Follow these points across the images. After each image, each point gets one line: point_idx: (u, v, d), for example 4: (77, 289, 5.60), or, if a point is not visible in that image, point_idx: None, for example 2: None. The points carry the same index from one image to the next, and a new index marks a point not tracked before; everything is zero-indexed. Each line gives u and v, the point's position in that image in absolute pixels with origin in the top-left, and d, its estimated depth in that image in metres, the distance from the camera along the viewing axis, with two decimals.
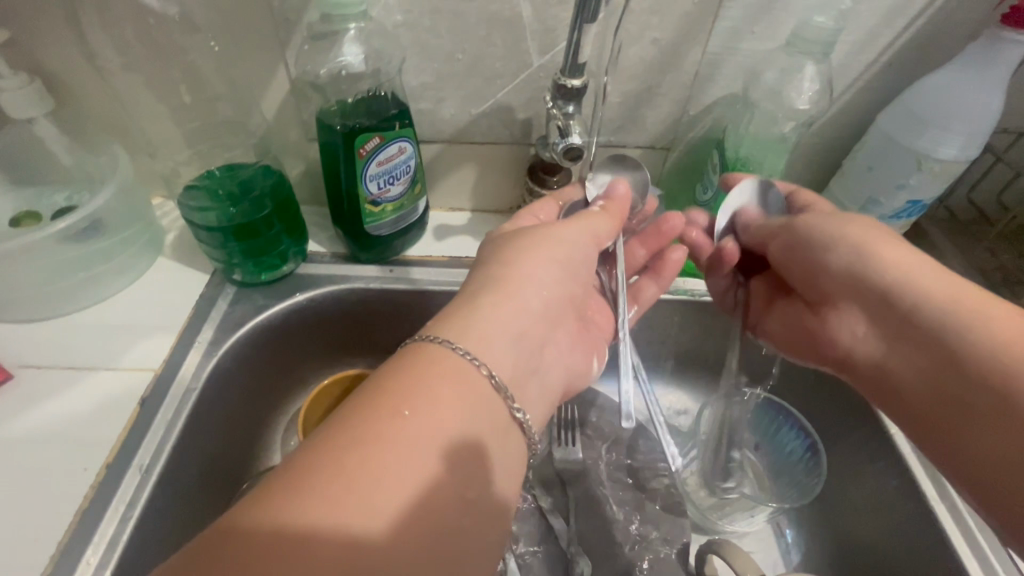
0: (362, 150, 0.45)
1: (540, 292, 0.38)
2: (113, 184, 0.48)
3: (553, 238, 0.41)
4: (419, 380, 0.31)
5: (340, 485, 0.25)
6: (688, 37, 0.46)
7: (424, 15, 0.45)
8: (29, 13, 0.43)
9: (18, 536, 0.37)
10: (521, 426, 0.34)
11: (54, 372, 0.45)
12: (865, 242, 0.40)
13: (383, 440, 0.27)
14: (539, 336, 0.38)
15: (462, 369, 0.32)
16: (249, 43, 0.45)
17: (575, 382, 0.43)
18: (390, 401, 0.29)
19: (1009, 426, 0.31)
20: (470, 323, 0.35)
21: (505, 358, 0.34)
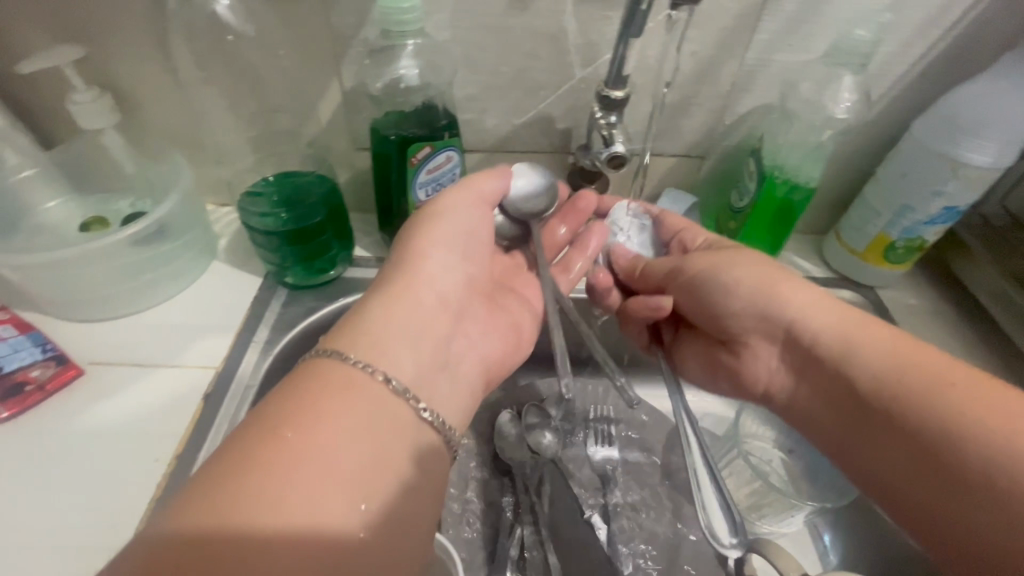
0: (413, 159, 0.47)
1: (434, 289, 0.41)
2: (177, 191, 0.50)
3: (445, 224, 0.42)
4: (319, 389, 0.32)
5: (252, 500, 0.26)
6: (727, 49, 0.48)
7: (474, 30, 0.47)
8: (108, 32, 0.46)
9: (101, 523, 0.39)
10: (432, 425, 0.35)
11: (120, 369, 0.48)
12: (758, 280, 0.42)
13: (272, 457, 0.28)
14: (442, 330, 0.40)
15: (357, 377, 0.33)
16: (308, 58, 0.48)
17: (496, 367, 0.46)
18: (275, 422, 0.29)
19: (915, 447, 0.34)
20: (364, 333, 0.36)
21: (404, 362, 0.36)
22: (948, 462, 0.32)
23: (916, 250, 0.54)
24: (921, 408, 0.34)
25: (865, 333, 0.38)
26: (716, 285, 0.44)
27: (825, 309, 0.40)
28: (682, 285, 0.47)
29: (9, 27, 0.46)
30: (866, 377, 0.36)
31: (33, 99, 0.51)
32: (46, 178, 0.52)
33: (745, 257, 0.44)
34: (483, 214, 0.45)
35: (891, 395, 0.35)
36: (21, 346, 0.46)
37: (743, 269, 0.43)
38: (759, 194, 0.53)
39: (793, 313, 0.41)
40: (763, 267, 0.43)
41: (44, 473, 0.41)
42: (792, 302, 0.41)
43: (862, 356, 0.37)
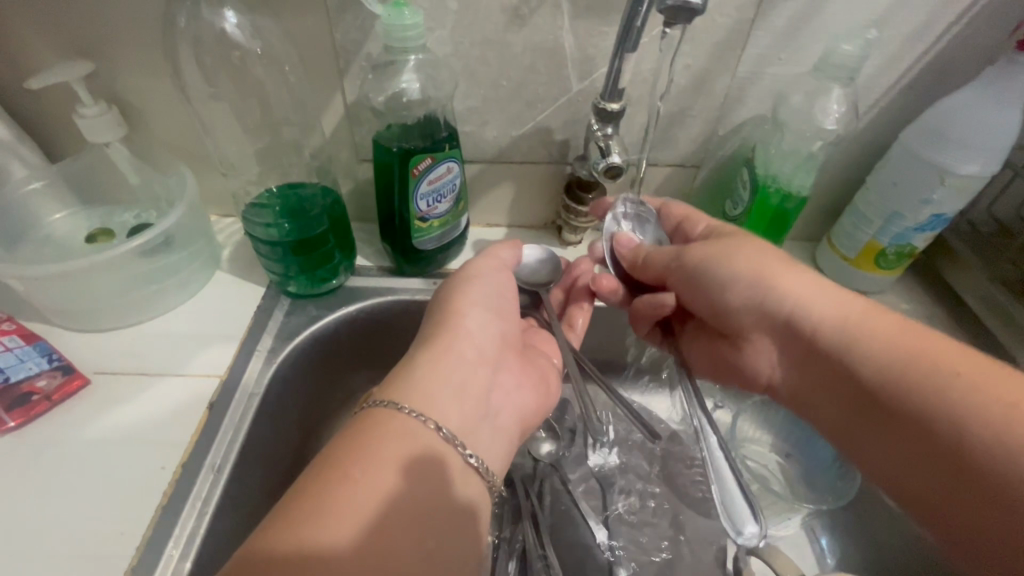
0: (415, 169, 0.48)
1: (475, 342, 0.42)
2: (183, 202, 0.51)
3: (477, 285, 0.46)
4: (376, 439, 0.33)
5: (302, 538, 0.27)
6: (720, 62, 0.50)
7: (473, 45, 0.49)
8: (115, 48, 0.47)
9: (109, 529, 0.40)
10: (477, 471, 0.36)
11: (126, 378, 0.48)
12: (759, 270, 0.43)
13: (329, 501, 0.29)
14: (484, 380, 0.40)
15: (411, 427, 0.34)
16: (313, 72, 0.49)
17: (532, 419, 0.45)
18: (339, 466, 0.31)
19: (922, 440, 0.34)
20: (413, 382, 0.37)
21: (451, 412, 0.36)
22: (951, 454, 0.32)
23: (908, 256, 0.55)
24: (928, 396, 0.34)
25: (867, 319, 0.38)
26: (716, 278, 0.45)
27: (826, 297, 0.41)
28: (681, 274, 0.48)
29: (20, 43, 0.47)
30: (869, 366, 0.37)
31: (41, 114, 0.52)
32: (53, 190, 0.53)
33: (744, 245, 0.45)
34: (511, 278, 0.49)
35: (898, 385, 0.35)
36: (27, 356, 0.47)
37: (743, 258, 0.44)
38: (754, 202, 0.55)
39: (796, 301, 0.41)
40: (765, 257, 0.43)
41: (52, 482, 0.42)
42: (792, 291, 0.41)
43: (864, 344, 0.38)
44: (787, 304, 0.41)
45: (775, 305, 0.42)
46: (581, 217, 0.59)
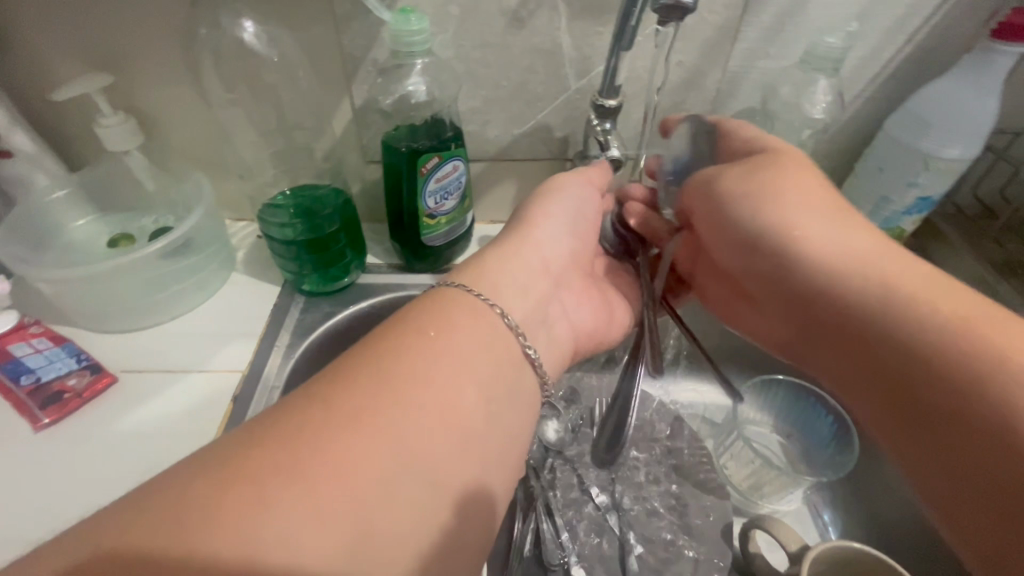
0: (423, 168, 0.51)
1: (541, 252, 0.45)
2: (201, 206, 0.53)
3: (555, 197, 0.48)
4: (448, 313, 0.36)
5: (377, 377, 0.30)
6: (711, 57, 0.52)
7: (476, 48, 0.51)
8: (133, 61, 0.50)
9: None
10: (532, 363, 0.39)
11: (151, 375, 0.50)
12: (791, 213, 0.39)
13: (411, 349, 0.32)
14: (544, 288, 0.44)
15: (480, 307, 0.38)
16: (324, 78, 0.51)
17: (586, 337, 0.48)
18: (421, 325, 0.34)
19: (921, 392, 0.30)
20: (483, 277, 0.41)
21: (514, 306, 0.40)
22: (937, 394, 0.29)
23: (896, 239, 0.58)
24: (941, 347, 0.30)
25: (906, 270, 0.34)
26: (736, 214, 0.42)
27: (866, 241, 0.36)
28: (702, 208, 0.45)
29: (44, 58, 0.49)
30: (891, 314, 0.33)
31: (62, 125, 0.54)
32: (75, 199, 0.55)
33: (793, 179, 0.40)
34: (593, 198, 0.50)
35: (916, 333, 0.31)
36: (57, 357, 0.49)
37: (785, 194, 0.39)
38: None
39: (826, 248, 0.37)
40: (808, 203, 0.39)
41: (86, 474, 0.44)
42: (822, 234, 0.37)
43: (896, 292, 0.33)
44: (809, 243, 0.38)
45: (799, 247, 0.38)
46: None
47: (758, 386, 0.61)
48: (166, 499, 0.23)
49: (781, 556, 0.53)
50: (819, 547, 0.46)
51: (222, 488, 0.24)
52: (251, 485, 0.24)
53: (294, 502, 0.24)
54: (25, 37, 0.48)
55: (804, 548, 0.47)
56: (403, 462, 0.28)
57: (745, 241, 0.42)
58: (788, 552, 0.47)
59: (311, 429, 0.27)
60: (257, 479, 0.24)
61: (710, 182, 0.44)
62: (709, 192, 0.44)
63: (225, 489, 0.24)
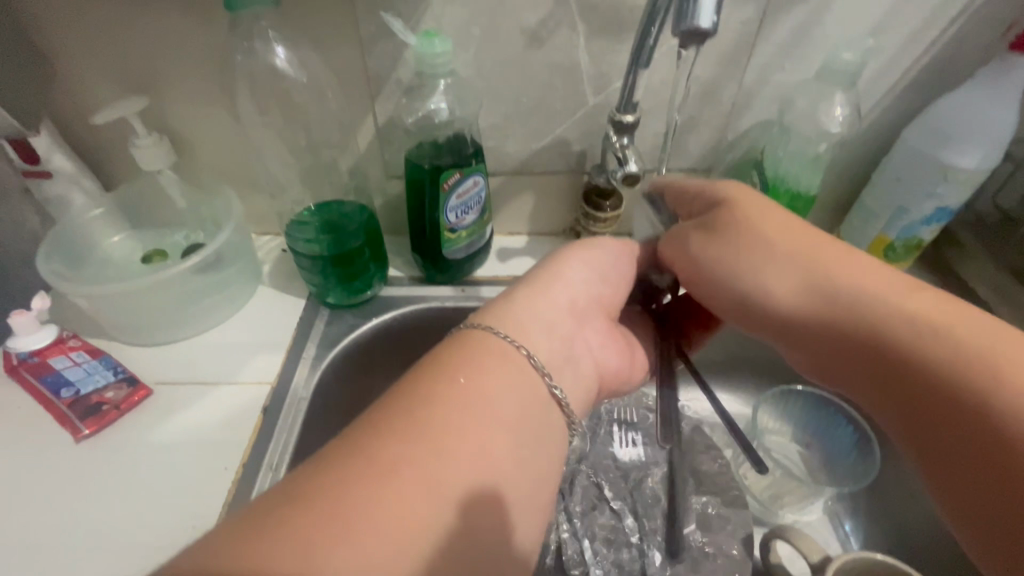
0: (445, 185, 0.52)
1: (570, 293, 0.46)
2: (231, 223, 0.55)
3: (585, 246, 0.49)
4: (476, 360, 0.36)
5: (407, 424, 0.31)
6: (726, 71, 0.53)
7: (495, 67, 0.52)
8: (168, 85, 0.52)
9: (180, 523, 0.43)
10: (559, 403, 0.40)
11: (185, 387, 0.52)
12: (775, 272, 0.39)
13: (442, 395, 0.33)
14: (569, 327, 0.44)
15: (507, 349, 0.38)
16: (348, 98, 0.53)
17: (609, 375, 0.48)
18: (450, 370, 0.35)
19: (960, 429, 0.30)
20: (510, 316, 0.41)
21: (541, 344, 0.41)
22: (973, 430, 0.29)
23: (915, 249, 0.58)
24: (968, 379, 0.30)
25: (909, 302, 0.34)
26: (724, 259, 0.41)
27: (861, 274, 0.37)
28: (682, 253, 0.44)
29: (83, 83, 0.52)
30: (908, 348, 0.33)
31: (99, 147, 0.57)
32: (111, 216, 0.57)
33: (774, 219, 0.40)
34: (625, 254, 0.51)
35: (938, 365, 0.31)
36: (95, 370, 0.51)
37: (772, 235, 0.40)
38: None
39: (822, 293, 0.37)
40: (796, 244, 0.39)
41: (125, 484, 0.45)
42: (817, 273, 0.38)
43: (906, 327, 0.33)
44: (808, 284, 0.38)
45: (797, 289, 0.38)
46: (599, 222, 0.61)
47: (779, 395, 0.61)
48: (224, 539, 0.25)
49: (802, 567, 0.52)
50: (840, 558, 0.46)
51: (271, 533, 0.25)
52: (303, 537, 0.25)
53: (344, 554, 0.25)
54: (66, 65, 0.50)
55: (825, 559, 0.47)
56: (439, 505, 0.29)
57: (735, 301, 0.41)
58: (810, 563, 0.48)
59: (353, 481, 0.28)
60: (307, 527, 0.25)
61: (686, 242, 0.44)
62: (687, 255, 0.44)
63: (276, 538, 0.25)
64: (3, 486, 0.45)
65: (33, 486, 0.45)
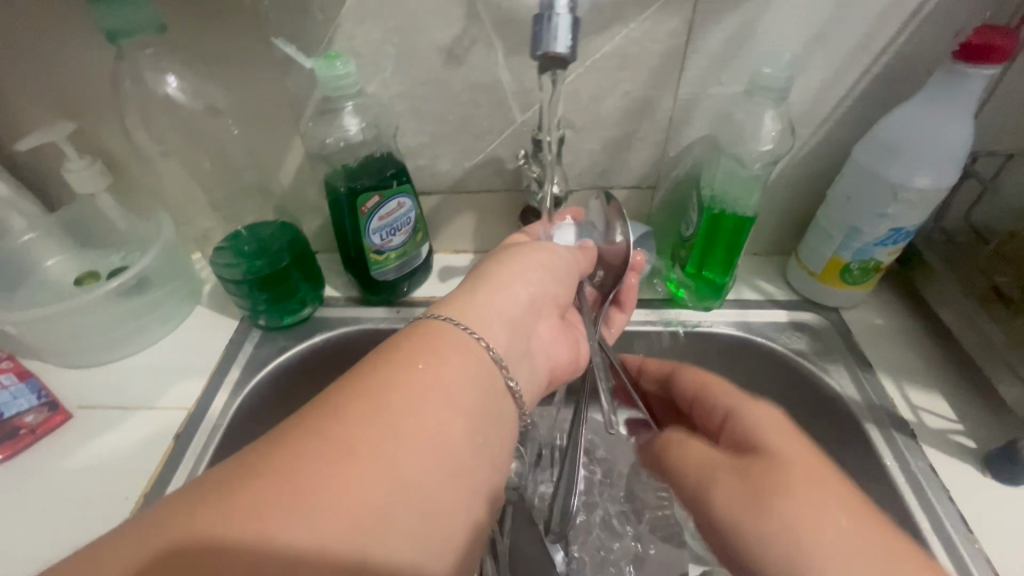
0: (363, 208, 0.51)
1: (528, 285, 0.42)
2: (156, 245, 0.55)
3: (544, 246, 0.46)
4: (435, 344, 0.33)
5: (366, 407, 0.28)
6: (658, 86, 0.50)
7: (416, 86, 0.51)
8: (94, 109, 0.52)
9: (84, 542, 0.44)
10: (513, 395, 0.36)
11: (105, 411, 0.52)
12: (812, 547, 0.29)
13: (404, 379, 0.30)
14: (526, 323, 0.41)
15: (466, 341, 0.34)
16: (270, 121, 0.52)
17: (558, 372, 0.45)
18: (412, 352, 0.32)
19: None
20: (470, 305, 0.38)
21: (497, 334, 0.37)
22: None
23: (874, 271, 0.54)
24: None
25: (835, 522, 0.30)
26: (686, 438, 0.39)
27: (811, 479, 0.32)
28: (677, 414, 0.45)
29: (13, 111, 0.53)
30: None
31: (39, 170, 0.58)
32: (47, 238, 0.58)
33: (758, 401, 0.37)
34: (577, 253, 0.49)
35: None
36: (20, 393, 0.51)
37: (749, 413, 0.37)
38: (703, 223, 0.53)
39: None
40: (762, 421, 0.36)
41: (27, 510, 0.46)
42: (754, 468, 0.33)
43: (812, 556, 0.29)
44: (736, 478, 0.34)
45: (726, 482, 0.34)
46: None
47: None
48: (156, 514, 0.23)
49: None
50: None
51: (203, 508, 0.23)
52: (238, 512, 0.23)
53: (288, 538, 0.23)
54: None
55: None
56: (406, 493, 0.26)
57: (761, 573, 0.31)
58: None
59: (296, 465, 0.25)
60: (249, 506, 0.23)
61: (714, 489, 0.34)
62: (712, 512, 0.34)
63: (215, 514, 0.23)
64: None
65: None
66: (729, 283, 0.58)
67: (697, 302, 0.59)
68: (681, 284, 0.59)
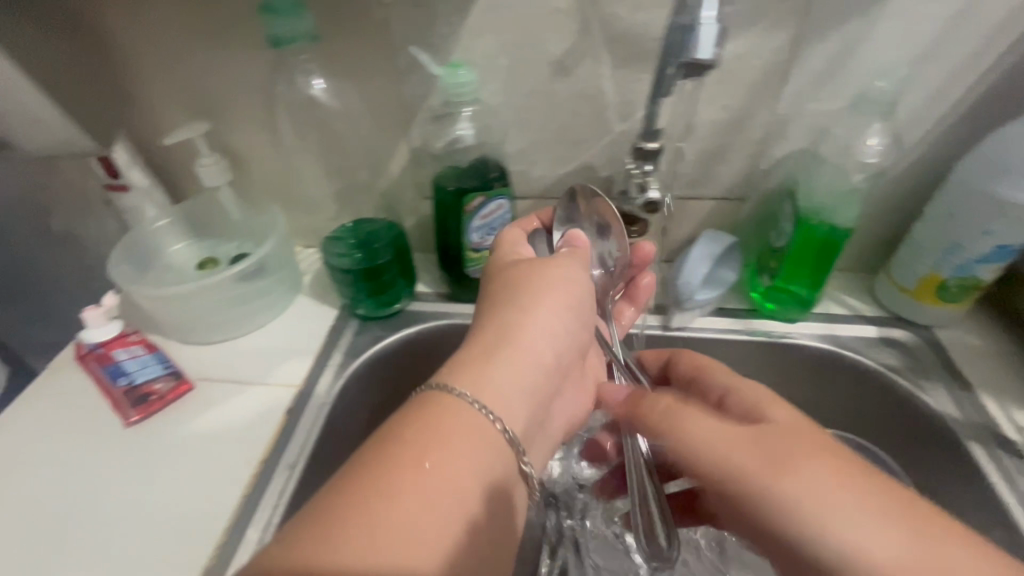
0: (468, 206, 0.54)
1: (552, 347, 0.43)
2: (274, 236, 0.60)
3: (571, 295, 0.45)
4: (439, 432, 0.34)
5: (372, 517, 0.29)
6: (756, 101, 0.52)
7: (522, 95, 0.54)
8: (228, 112, 0.58)
9: (209, 501, 0.47)
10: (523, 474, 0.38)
11: (221, 385, 0.56)
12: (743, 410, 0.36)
13: (410, 480, 0.31)
14: (549, 388, 0.42)
15: (476, 422, 0.36)
16: (384, 125, 0.57)
17: (575, 428, 0.50)
18: (420, 449, 0.33)
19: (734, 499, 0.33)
20: (486, 375, 0.39)
21: (516, 409, 0.39)
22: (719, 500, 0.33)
23: (972, 289, 0.53)
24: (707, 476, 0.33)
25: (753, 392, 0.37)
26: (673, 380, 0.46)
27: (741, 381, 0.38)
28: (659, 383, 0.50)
29: (158, 111, 0.59)
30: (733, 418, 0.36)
31: (171, 166, 0.64)
32: (173, 226, 0.64)
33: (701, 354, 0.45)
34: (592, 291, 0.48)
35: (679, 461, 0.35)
36: (148, 363, 0.57)
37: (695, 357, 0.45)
38: (796, 234, 0.54)
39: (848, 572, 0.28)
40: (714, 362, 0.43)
41: (159, 469, 0.50)
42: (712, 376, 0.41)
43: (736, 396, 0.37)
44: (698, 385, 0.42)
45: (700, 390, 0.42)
46: None
47: None
48: None
49: None
50: None
51: None
52: None
53: None
54: (149, 95, 0.58)
55: None
56: None
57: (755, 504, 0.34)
58: None
59: None
60: None
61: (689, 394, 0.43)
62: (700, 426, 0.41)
63: None
64: (67, 460, 0.52)
65: (81, 474, 0.50)
66: (817, 296, 0.59)
67: (783, 312, 0.60)
68: (768, 294, 0.60)
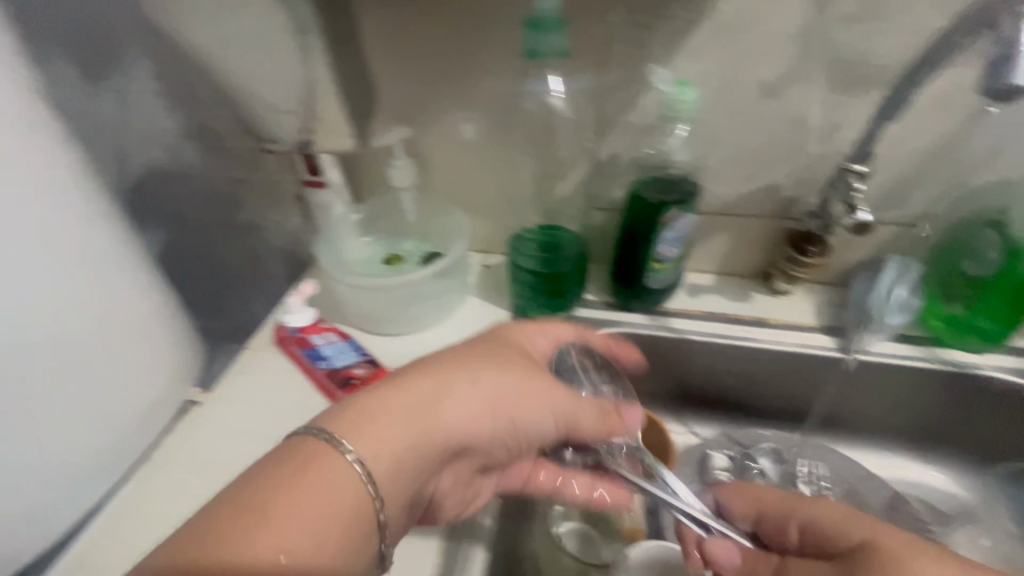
0: (664, 220, 0.56)
1: (456, 421, 0.37)
2: (465, 238, 0.63)
3: (511, 370, 0.41)
4: (310, 481, 0.31)
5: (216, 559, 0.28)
6: (968, 130, 0.53)
7: (725, 114, 0.56)
8: (431, 120, 0.62)
9: None
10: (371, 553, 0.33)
11: None
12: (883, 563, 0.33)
13: (260, 530, 0.29)
14: (431, 465, 0.37)
15: (347, 479, 0.32)
16: (583, 135, 0.60)
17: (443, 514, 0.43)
18: (283, 498, 0.30)
19: None
20: (367, 421, 0.34)
21: (387, 476, 0.33)
22: None
23: None
24: None
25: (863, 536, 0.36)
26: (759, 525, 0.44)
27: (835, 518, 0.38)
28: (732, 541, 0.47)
29: (364, 116, 0.63)
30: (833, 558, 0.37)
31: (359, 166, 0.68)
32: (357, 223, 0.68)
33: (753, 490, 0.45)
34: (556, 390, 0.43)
35: None
36: (344, 350, 0.61)
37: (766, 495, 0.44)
38: (1004, 265, 0.54)
39: None
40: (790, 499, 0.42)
41: None
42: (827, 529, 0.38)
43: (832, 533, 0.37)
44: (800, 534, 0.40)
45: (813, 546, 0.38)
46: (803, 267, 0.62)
47: None
48: None
49: None
50: None
51: None
52: None
53: None
54: (358, 99, 0.62)
55: None
56: None
57: None
58: None
59: None
60: None
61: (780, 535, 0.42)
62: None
63: None
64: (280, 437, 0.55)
65: None
66: (1010, 332, 0.58)
67: (968, 343, 0.59)
68: (951, 323, 0.59)
